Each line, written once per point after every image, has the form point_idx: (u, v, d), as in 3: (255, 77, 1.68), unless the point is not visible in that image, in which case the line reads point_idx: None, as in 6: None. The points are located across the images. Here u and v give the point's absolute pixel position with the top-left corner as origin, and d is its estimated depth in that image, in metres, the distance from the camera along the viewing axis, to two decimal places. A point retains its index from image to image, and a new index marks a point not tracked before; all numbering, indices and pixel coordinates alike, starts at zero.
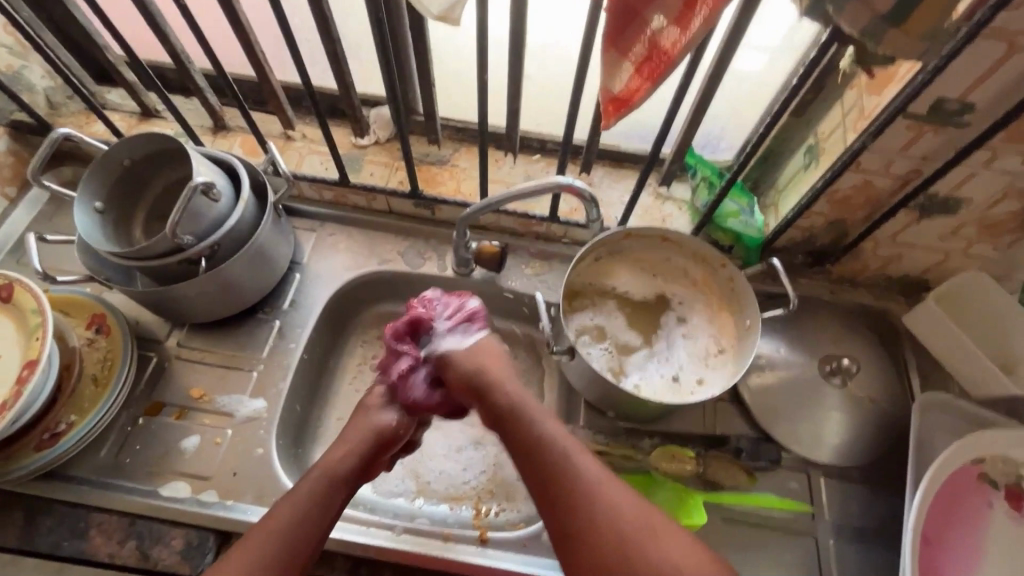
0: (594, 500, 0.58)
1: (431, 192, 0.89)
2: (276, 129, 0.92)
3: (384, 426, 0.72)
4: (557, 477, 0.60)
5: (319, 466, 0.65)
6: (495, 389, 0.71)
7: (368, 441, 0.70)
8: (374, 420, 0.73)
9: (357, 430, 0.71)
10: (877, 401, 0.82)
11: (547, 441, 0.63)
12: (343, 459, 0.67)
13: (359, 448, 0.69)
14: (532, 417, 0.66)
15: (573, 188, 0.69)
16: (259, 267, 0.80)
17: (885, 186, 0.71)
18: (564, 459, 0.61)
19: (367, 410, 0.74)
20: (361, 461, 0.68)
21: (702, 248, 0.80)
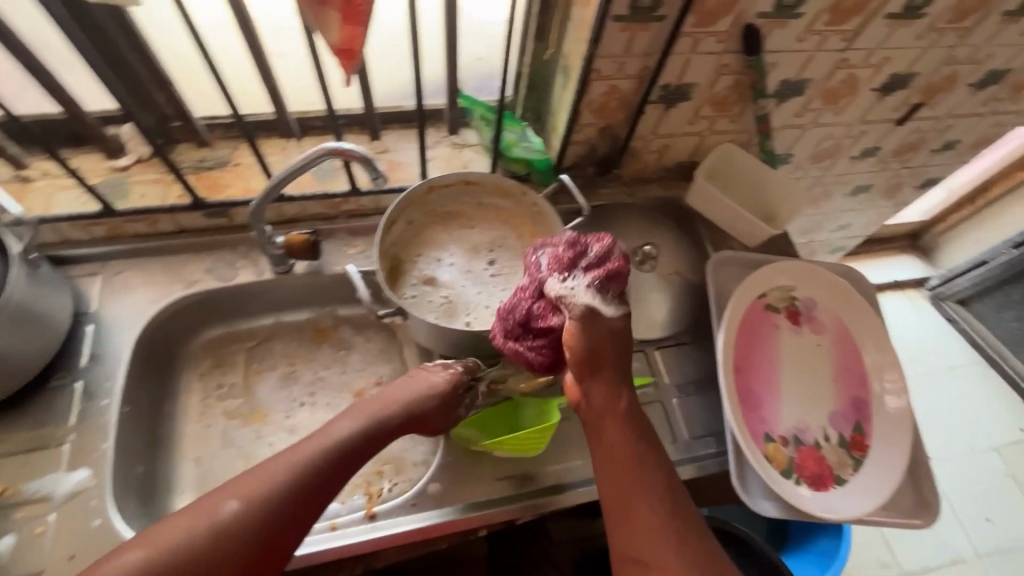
0: (635, 495, 0.63)
1: (216, 198, 0.83)
2: (6, 173, 0.80)
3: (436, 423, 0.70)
4: (619, 463, 0.65)
5: (368, 407, 0.67)
6: (600, 382, 0.68)
7: (409, 425, 0.69)
8: (433, 415, 0.70)
9: (413, 386, 0.70)
10: (684, 274, 0.95)
11: (626, 434, 0.66)
12: (398, 413, 0.67)
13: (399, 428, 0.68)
14: (617, 418, 0.67)
15: (344, 151, 0.69)
16: (29, 326, 0.69)
17: (629, 86, 0.80)
18: (634, 454, 0.65)
19: (419, 379, 0.71)
20: (396, 428, 0.67)
21: (499, 181, 0.84)
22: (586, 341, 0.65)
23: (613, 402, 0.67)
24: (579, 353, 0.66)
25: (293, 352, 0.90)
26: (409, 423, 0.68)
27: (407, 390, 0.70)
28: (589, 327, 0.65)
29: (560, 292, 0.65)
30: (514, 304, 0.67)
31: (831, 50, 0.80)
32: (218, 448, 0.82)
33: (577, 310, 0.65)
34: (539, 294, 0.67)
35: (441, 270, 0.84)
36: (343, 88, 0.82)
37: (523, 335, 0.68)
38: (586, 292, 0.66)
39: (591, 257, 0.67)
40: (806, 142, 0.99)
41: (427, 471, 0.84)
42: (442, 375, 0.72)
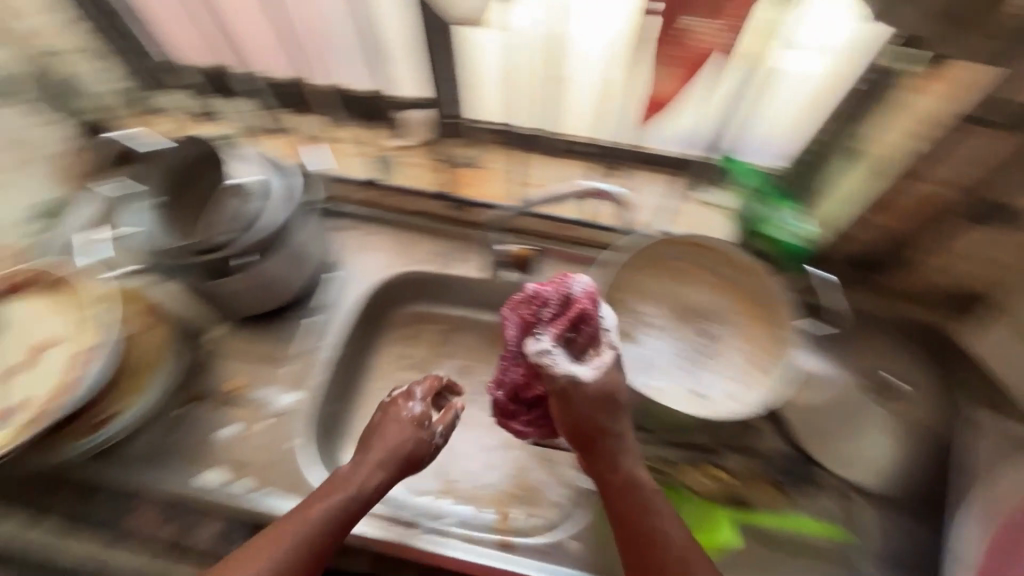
0: (662, 555, 0.58)
1: (464, 194, 0.91)
2: (317, 131, 0.95)
3: (420, 457, 0.68)
4: (634, 534, 0.60)
5: (343, 476, 0.64)
6: (608, 462, 0.64)
7: (393, 466, 0.66)
8: (412, 449, 0.68)
9: (390, 438, 0.68)
10: (930, 424, 0.77)
11: (634, 500, 0.61)
12: (379, 473, 0.65)
13: (386, 474, 0.66)
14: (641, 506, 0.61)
15: (605, 193, 0.70)
16: (295, 262, 0.82)
17: (948, 195, 0.67)
18: (644, 515, 0.60)
19: (388, 430, 0.68)
20: (389, 479, 0.66)
21: (737, 255, 0.77)
22: (563, 412, 0.65)
23: (622, 481, 0.62)
24: (570, 431, 0.65)
25: (474, 349, 0.95)
26: (394, 470, 0.66)
27: (386, 436, 0.68)
28: (566, 403, 0.64)
29: (538, 356, 0.64)
30: (502, 381, 0.72)
31: None
32: None
33: (557, 375, 0.63)
34: (524, 364, 0.69)
35: (644, 327, 0.81)
36: (625, 116, 0.79)
37: (520, 414, 0.74)
38: (561, 355, 0.64)
39: (553, 308, 0.66)
40: None
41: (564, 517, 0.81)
42: (414, 409, 0.71)
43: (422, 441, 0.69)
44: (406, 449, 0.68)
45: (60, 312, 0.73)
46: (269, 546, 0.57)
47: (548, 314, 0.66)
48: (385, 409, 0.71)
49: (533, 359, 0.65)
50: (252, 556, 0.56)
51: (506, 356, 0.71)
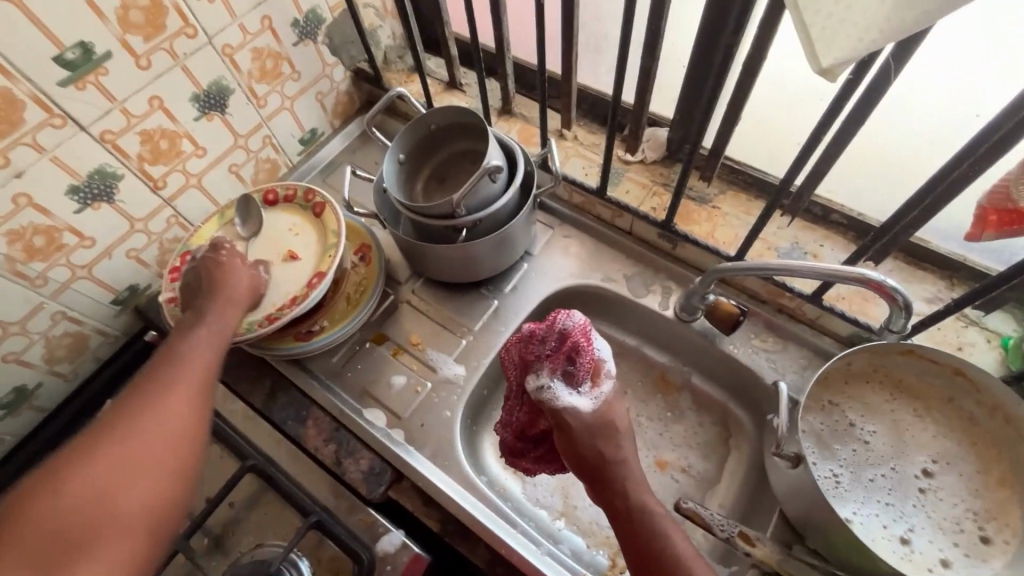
0: (668, 567, 0.55)
1: (684, 228, 0.84)
2: (554, 125, 0.96)
3: (254, 282, 0.75)
4: (643, 549, 0.57)
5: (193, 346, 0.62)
6: (613, 482, 0.60)
7: (233, 307, 0.70)
8: (234, 287, 0.71)
9: (233, 279, 0.72)
10: None
11: (638, 519, 0.58)
12: (215, 326, 0.66)
13: (214, 327, 0.66)
14: (647, 526, 0.58)
15: (885, 289, 0.59)
16: (503, 247, 0.84)
17: None
18: (650, 533, 0.58)
19: (234, 278, 0.72)
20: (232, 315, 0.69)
21: (1014, 404, 0.62)
22: (562, 446, 0.62)
23: (633, 503, 0.59)
24: (574, 461, 0.61)
25: (632, 383, 0.91)
26: (233, 313, 0.69)
27: (229, 282, 0.72)
28: (571, 442, 0.61)
29: (535, 390, 0.63)
30: (509, 422, 0.73)
31: None
32: None
33: (559, 408, 0.61)
34: (528, 400, 0.70)
35: (851, 443, 0.68)
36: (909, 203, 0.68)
37: (528, 450, 0.75)
38: (557, 385, 0.62)
39: (550, 343, 0.65)
40: None
41: None
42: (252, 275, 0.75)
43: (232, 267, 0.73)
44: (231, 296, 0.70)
45: (308, 230, 0.83)
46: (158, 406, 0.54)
47: (541, 347, 0.66)
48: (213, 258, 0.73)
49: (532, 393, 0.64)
50: (142, 394, 0.55)
51: (512, 395, 0.73)
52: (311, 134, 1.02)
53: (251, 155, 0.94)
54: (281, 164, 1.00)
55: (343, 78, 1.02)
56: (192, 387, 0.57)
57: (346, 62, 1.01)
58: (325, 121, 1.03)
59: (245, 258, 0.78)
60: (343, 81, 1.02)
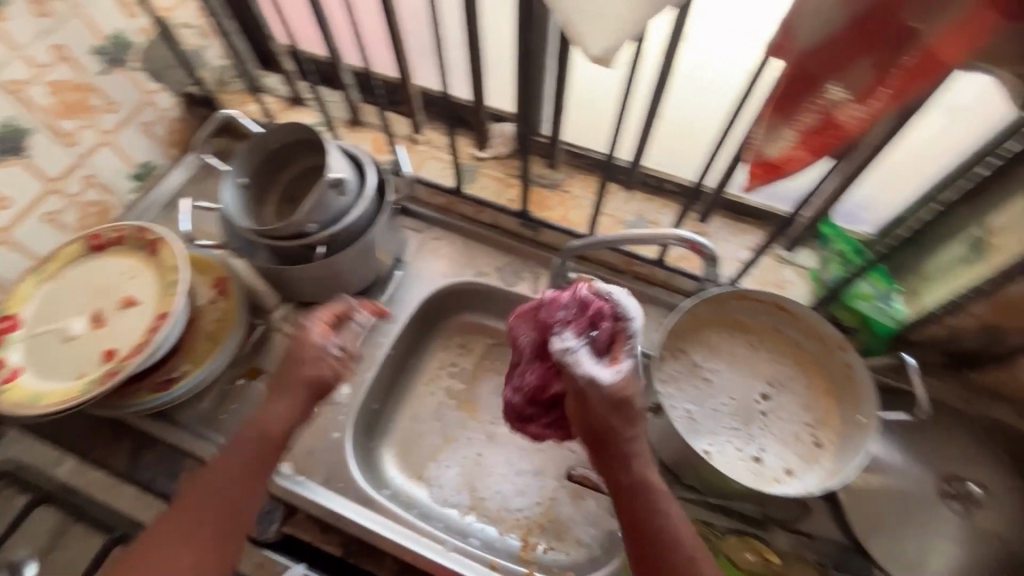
0: (662, 546, 0.56)
1: (539, 215, 0.90)
2: (405, 130, 0.96)
3: (318, 373, 0.68)
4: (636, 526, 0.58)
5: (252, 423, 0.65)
6: (622, 460, 0.59)
7: (305, 396, 0.67)
8: (306, 372, 0.68)
9: (301, 378, 0.67)
10: (1008, 542, 0.69)
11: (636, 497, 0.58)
12: (282, 410, 0.66)
13: (294, 409, 0.66)
14: (648, 503, 0.58)
15: (695, 245, 0.68)
16: (368, 258, 0.83)
17: None
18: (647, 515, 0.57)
19: (297, 366, 0.68)
20: (297, 411, 0.67)
21: (820, 326, 0.73)
22: (580, 413, 0.61)
23: (637, 481, 0.59)
24: (584, 430, 0.61)
25: None
26: (303, 398, 0.67)
27: (292, 367, 0.68)
28: (585, 406, 0.60)
29: (561, 351, 0.62)
30: (517, 391, 0.70)
31: None
32: (429, 417, 0.90)
33: (577, 373, 0.60)
34: (539, 362, 0.68)
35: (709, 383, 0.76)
36: (715, 163, 0.78)
37: (533, 420, 0.72)
38: (583, 351, 0.61)
39: (570, 310, 0.65)
40: None
41: (589, 559, 0.79)
42: (332, 363, 0.69)
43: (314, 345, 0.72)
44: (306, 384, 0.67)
45: (147, 270, 0.77)
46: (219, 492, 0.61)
47: (562, 315, 0.65)
48: (296, 342, 0.70)
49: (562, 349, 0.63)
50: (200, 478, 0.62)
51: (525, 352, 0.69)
52: (144, 168, 0.94)
53: (71, 199, 0.84)
54: (113, 206, 0.91)
55: (172, 104, 0.95)
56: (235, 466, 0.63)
57: (172, 87, 0.94)
58: (159, 152, 0.95)
59: (320, 317, 0.72)
60: (172, 108, 0.95)
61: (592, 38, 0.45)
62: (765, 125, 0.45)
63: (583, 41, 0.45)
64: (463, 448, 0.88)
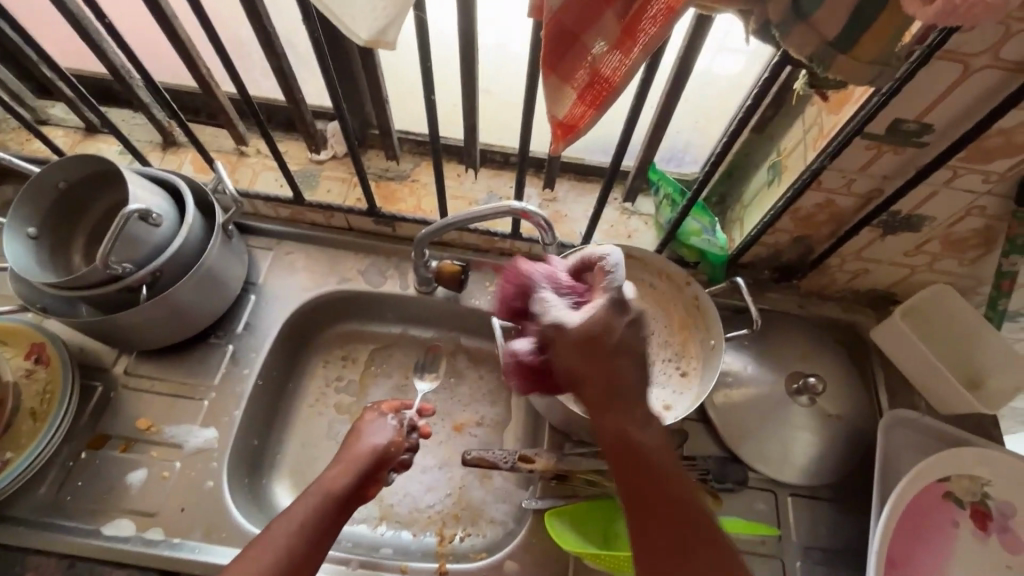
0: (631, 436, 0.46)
1: (391, 209, 0.86)
2: (228, 144, 0.89)
3: (378, 447, 0.67)
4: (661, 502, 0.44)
5: (316, 484, 0.61)
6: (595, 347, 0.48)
7: (366, 463, 0.66)
8: (371, 442, 0.68)
9: (357, 447, 0.67)
10: (844, 419, 0.81)
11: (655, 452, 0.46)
12: (343, 473, 0.63)
13: (356, 468, 0.64)
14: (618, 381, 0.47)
15: (526, 214, 0.68)
16: (210, 288, 0.76)
17: (848, 204, 0.69)
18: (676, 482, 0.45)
19: (361, 439, 0.68)
20: (361, 479, 0.64)
21: (666, 267, 0.78)
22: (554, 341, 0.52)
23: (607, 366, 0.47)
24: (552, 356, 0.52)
25: (409, 366, 0.91)
26: (367, 468, 0.65)
27: (356, 450, 0.66)
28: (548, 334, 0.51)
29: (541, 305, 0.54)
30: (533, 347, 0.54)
31: None
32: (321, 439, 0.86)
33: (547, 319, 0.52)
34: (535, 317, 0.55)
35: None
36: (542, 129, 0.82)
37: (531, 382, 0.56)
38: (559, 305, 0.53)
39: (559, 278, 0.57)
40: None
41: (504, 536, 0.80)
42: (387, 433, 0.69)
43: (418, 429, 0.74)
44: (372, 456, 0.67)
45: None
46: (269, 542, 0.54)
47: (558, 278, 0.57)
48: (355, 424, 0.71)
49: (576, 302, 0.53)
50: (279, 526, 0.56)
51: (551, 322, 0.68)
52: None
53: None
54: None
55: None
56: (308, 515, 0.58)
57: None
58: None
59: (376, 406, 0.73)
60: None
61: (356, 21, 0.43)
62: (544, 86, 0.47)
63: (347, 25, 0.43)
64: None
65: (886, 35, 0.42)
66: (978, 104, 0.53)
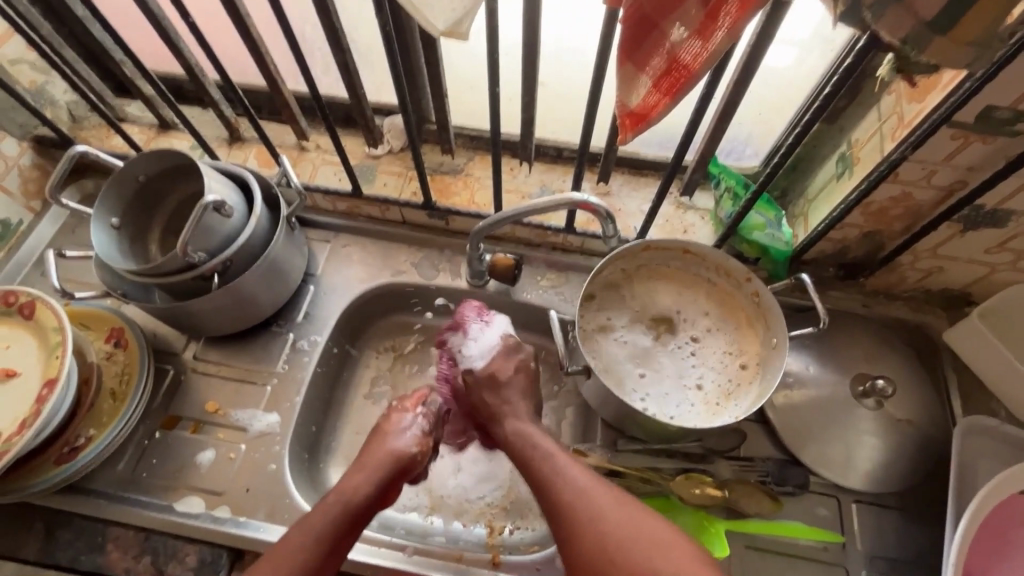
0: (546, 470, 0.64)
1: (445, 203, 0.87)
2: (290, 139, 0.92)
3: (405, 451, 0.70)
4: (564, 513, 0.59)
5: (336, 491, 0.64)
6: (497, 428, 0.71)
7: (388, 466, 0.68)
8: (394, 445, 0.70)
9: (377, 451, 0.69)
10: (916, 425, 0.77)
11: (534, 454, 0.66)
12: (367, 472, 0.66)
13: (378, 473, 0.67)
14: (526, 440, 0.68)
15: (588, 205, 0.67)
16: (274, 277, 0.78)
17: (926, 198, 0.66)
18: (555, 477, 0.62)
19: (385, 440, 0.71)
20: (381, 487, 0.66)
21: (725, 262, 0.76)
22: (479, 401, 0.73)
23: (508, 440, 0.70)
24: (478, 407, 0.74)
25: None
26: (389, 475, 0.68)
27: (378, 449, 0.70)
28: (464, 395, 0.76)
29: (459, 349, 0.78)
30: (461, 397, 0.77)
31: None
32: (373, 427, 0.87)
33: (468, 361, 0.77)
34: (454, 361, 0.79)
35: (652, 336, 0.77)
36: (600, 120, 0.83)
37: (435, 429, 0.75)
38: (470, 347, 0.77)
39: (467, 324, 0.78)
40: None
41: None
42: (411, 437, 0.72)
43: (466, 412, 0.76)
44: (393, 458, 0.69)
45: (23, 334, 0.70)
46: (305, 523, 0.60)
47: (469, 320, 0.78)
48: (382, 425, 0.74)
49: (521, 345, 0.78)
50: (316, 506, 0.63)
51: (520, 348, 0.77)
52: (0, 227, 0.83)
53: None
54: None
55: (19, 152, 0.85)
56: (340, 508, 0.62)
57: (15, 132, 0.84)
58: (17, 207, 0.85)
59: (405, 403, 0.77)
60: (19, 156, 0.85)
61: (434, 12, 0.43)
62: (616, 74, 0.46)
63: (425, 16, 0.43)
64: None
65: (990, 15, 0.39)
66: None
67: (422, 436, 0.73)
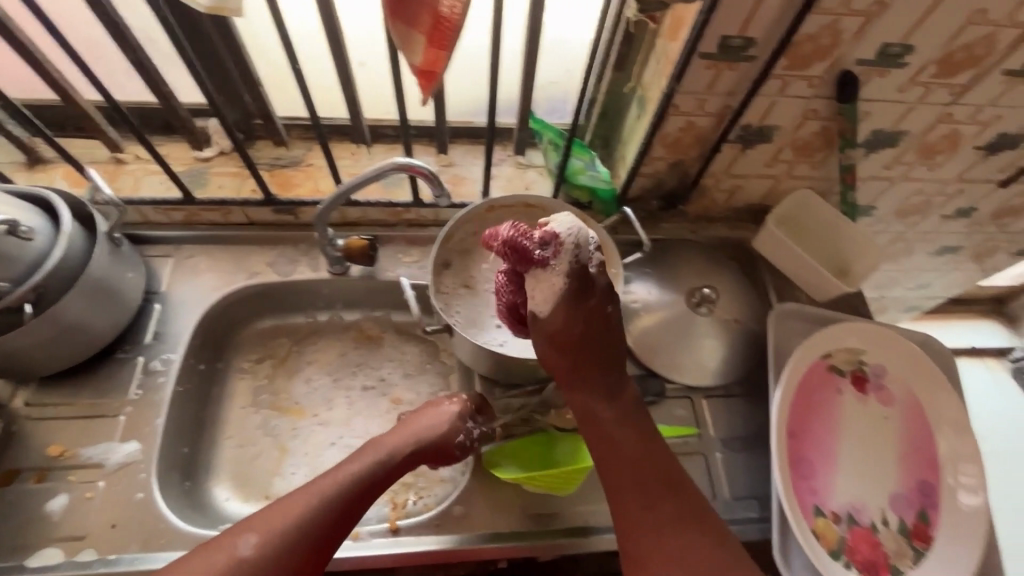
0: (633, 471, 0.67)
1: (288, 195, 0.86)
2: (103, 154, 0.85)
3: (447, 432, 0.71)
4: (635, 514, 0.66)
5: (355, 458, 0.67)
6: (594, 407, 0.69)
7: (427, 444, 0.70)
8: (437, 427, 0.71)
9: (423, 422, 0.71)
10: (742, 322, 0.88)
11: (623, 451, 0.68)
12: (394, 443, 0.69)
13: (408, 446, 0.69)
14: (617, 430, 0.69)
15: (415, 168, 0.70)
16: (106, 299, 0.73)
17: (706, 124, 0.77)
18: (639, 486, 0.67)
19: (429, 419, 0.71)
20: (410, 457, 0.69)
21: (561, 210, 0.82)
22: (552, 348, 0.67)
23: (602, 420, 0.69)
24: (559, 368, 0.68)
25: (336, 349, 0.91)
26: (412, 457, 0.69)
27: (425, 420, 0.71)
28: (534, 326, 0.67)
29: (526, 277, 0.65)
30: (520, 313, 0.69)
31: (936, 102, 0.74)
32: (255, 435, 0.84)
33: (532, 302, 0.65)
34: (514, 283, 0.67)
35: None
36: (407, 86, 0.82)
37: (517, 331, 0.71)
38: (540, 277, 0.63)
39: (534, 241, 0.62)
40: (890, 198, 0.92)
41: (453, 490, 0.83)
42: (460, 428, 0.72)
43: (548, 359, 0.68)
44: (435, 436, 0.70)
45: None
46: (318, 487, 0.63)
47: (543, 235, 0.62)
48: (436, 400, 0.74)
49: (600, 285, 0.65)
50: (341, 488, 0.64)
51: (594, 291, 0.65)
52: None
53: None
54: None
55: None
56: (357, 492, 0.65)
57: None
58: None
59: (472, 396, 0.75)
60: None
61: None
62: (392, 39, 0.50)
63: None
64: (303, 448, 0.83)
65: None
66: (783, 13, 0.61)
67: (471, 436, 0.72)
